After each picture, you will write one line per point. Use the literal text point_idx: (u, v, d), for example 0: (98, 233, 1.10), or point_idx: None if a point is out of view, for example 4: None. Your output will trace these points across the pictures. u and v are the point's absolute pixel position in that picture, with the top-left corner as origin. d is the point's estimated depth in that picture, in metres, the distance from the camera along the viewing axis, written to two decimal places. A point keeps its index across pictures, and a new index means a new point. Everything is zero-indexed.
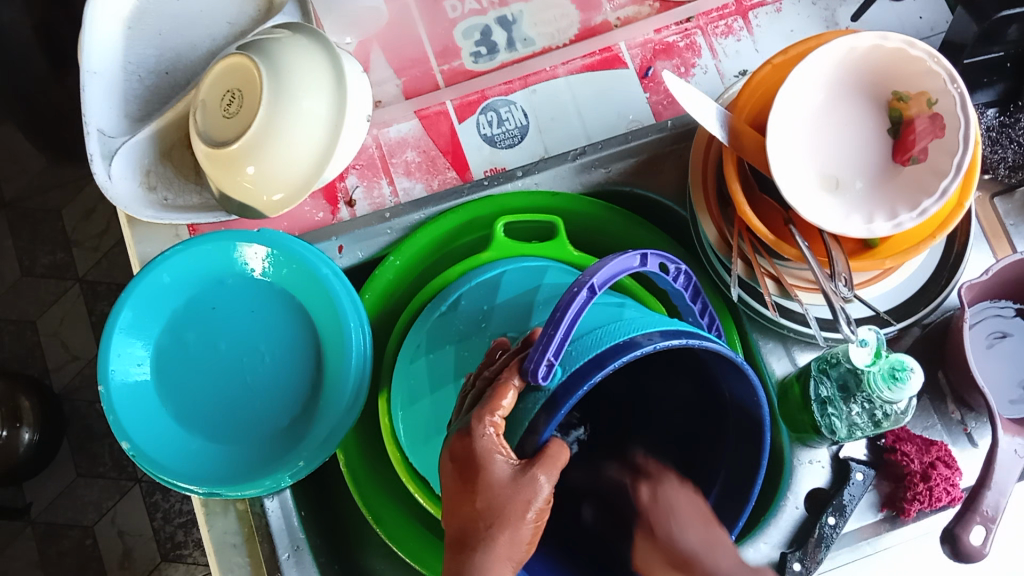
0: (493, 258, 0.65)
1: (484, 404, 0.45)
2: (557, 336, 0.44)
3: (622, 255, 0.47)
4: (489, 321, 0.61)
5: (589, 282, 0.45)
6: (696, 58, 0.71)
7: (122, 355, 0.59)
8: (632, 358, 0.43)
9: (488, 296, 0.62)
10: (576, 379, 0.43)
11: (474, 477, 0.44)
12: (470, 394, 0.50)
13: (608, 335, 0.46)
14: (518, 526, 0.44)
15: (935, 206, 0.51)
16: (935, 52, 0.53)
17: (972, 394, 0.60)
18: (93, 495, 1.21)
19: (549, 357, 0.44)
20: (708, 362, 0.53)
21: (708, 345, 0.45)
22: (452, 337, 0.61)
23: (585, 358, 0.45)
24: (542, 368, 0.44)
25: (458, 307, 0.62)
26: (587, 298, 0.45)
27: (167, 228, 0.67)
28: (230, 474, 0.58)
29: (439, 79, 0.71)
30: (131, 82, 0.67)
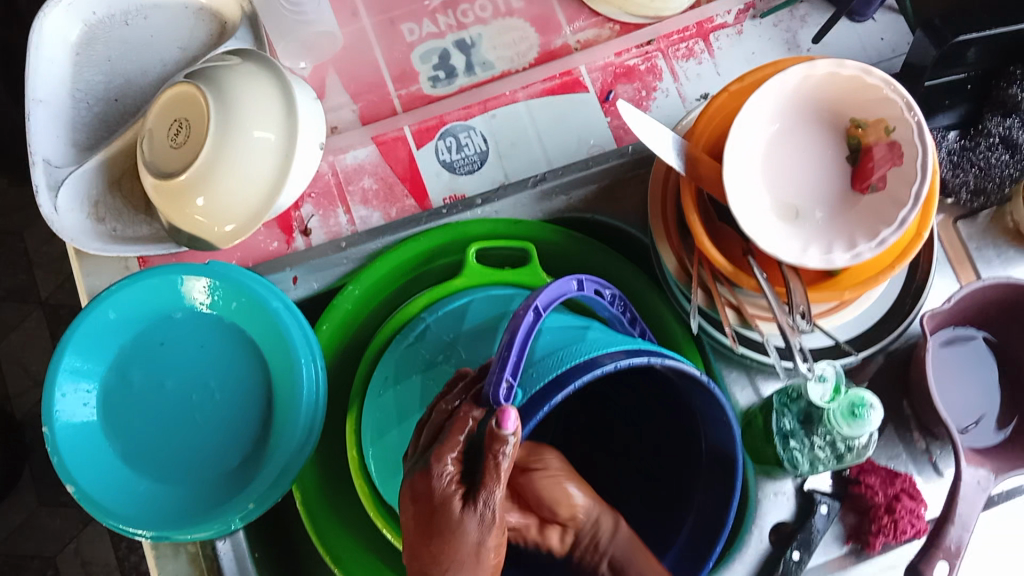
0: (460, 288, 0.64)
1: (444, 441, 0.43)
2: (512, 355, 0.43)
3: (561, 279, 0.48)
4: (457, 349, 0.59)
5: (533, 304, 0.45)
6: (658, 81, 0.70)
7: (67, 395, 0.57)
8: (592, 378, 0.41)
9: (456, 324, 0.61)
10: (537, 400, 0.42)
11: (433, 520, 0.42)
12: (425, 429, 0.47)
13: (569, 352, 0.46)
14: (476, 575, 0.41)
15: (893, 235, 0.50)
16: (890, 80, 0.52)
17: (936, 423, 0.60)
18: (56, 525, 1.18)
19: (508, 377, 0.43)
20: (680, 391, 0.53)
21: (669, 360, 0.43)
22: (419, 366, 0.59)
23: (546, 380, 0.43)
24: (501, 391, 0.43)
25: (426, 335, 0.60)
26: (534, 319, 0.45)
27: (116, 261, 0.66)
28: (178, 516, 0.57)
29: (396, 105, 0.70)
30: (79, 109, 0.65)
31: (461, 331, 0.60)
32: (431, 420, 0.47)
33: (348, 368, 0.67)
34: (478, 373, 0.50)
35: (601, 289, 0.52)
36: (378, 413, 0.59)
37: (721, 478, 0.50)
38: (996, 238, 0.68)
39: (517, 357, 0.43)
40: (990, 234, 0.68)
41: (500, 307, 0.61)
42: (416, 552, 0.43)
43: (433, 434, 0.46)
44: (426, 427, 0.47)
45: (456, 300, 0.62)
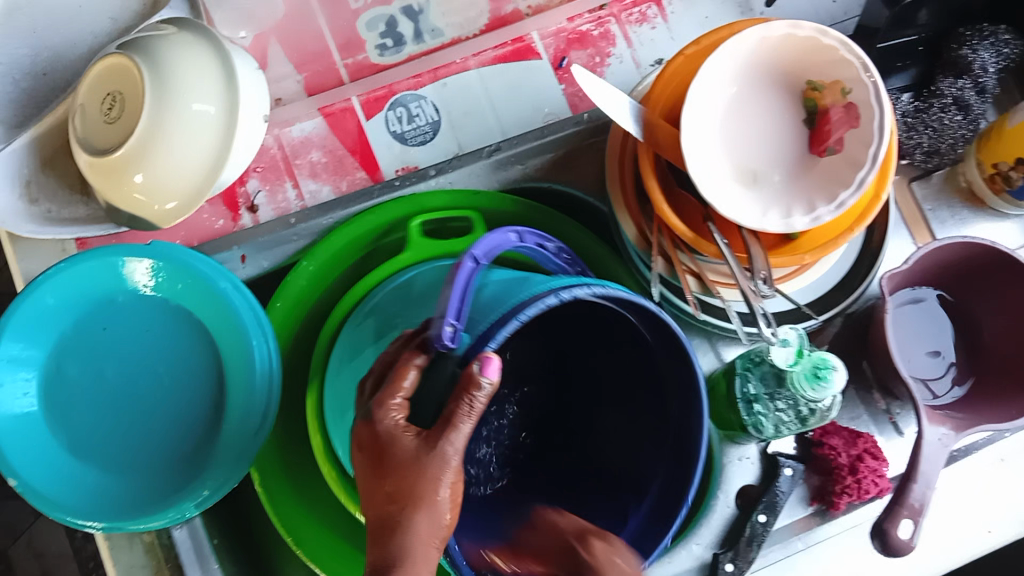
0: (416, 255, 0.61)
1: (385, 389, 0.44)
2: (453, 301, 0.43)
3: (497, 231, 0.47)
4: (403, 317, 0.58)
5: (470, 253, 0.45)
6: (612, 47, 0.68)
7: (6, 385, 0.55)
8: (535, 311, 0.39)
9: (403, 296, 0.59)
10: (483, 339, 0.41)
11: (386, 461, 0.44)
12: (369, 378, 0.48)
13: (513, 294, 0.44)
14: (433, 503, 0.43)
15: (852, 198, 0.50)
16: (846, 41, 0.52)
17: (896, 383, 0.60)
18: (8, 517, 1.15)
19: (452, 320, 0.43)
20: (653, 358, 0.51)
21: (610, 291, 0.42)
22: (370, 338, 0.58)
23: (489, 321, 0.43)
24: (446, 334, 0.43)
25: (376, 309, 0.59)
26: (474, 268, 0.45)
27: (52, 243, 0.62)
28: (131, 506, 0.55)
29: (343, 74, 0.68)
30: (3, 84, 0.61)
31: (409, 300, 0.59)
32: (373, 371, 0.48)
33: (306, 351, 0.65)
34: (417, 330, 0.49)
35: (545, 241, 0.51)
36: (338, 394, 0.58)
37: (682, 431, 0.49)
38: (950, 198, 0.67)
39: (460, 301, 0.44)
40: (944, 194, 0.67)
41: (449, 272, 0.58)
42: (374, 490, 0.45)
43: (378, 382, 0.47)
44: (369, 377, 0.48)
45: (401, 275, 0.60)
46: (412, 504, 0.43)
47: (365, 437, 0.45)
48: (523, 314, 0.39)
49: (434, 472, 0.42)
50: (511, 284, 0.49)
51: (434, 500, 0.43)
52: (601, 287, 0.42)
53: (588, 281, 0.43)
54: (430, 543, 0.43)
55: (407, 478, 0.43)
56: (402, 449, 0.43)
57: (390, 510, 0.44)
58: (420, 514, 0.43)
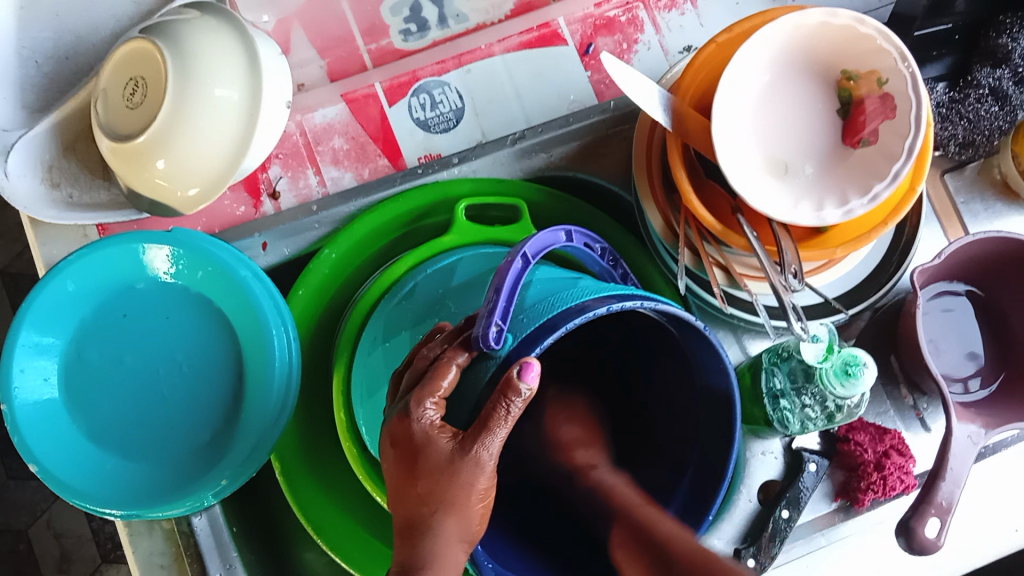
0: (458, 238, 0.61)
1: (424, 386, 0.43)
2: (499, 300, 0.41)
3: (548, 231, 0.46)
4: (446, 303, 0.57)
5: (521, 252, 0.43)
6: (639, 33, 0.67)
7: (26, 370, 0.55)
8: (582, 323, 0.39)
9: (444, 280, 0.58)
10: (529, 342, 0.41)
11: (417, 461, 0.44)
12: (407, 373, 0.47)
13: (557, 298, 0.43)
14: (464, 511, 0.45)
15: (886, 191, 0.49)
16: (884, 30, 0.50)
17: (925, 378, 0.59)
18: (27, 498, 1.16)
19: (497, 321, 0.42)
20: (679, 351, 0.51)
21: (663, 306, 0.41)
22: (409, 321, 0.57)
23: (534, 326, 0.42)
24: (491, 334, 0.42)
25: (414, 291, 0.58)
26: (522, 267, 0.43)
27: (74, 228, 0.62)
28: (149, 493, 0.55)
29: (367, 59, 0.67)
30: (26, 68, 0.61)
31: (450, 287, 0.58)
32: (412, 365, 0.47)
33: (326, 339, 0.64)
34: (456, 326, 0.48)
35: (590, 241, 0.50)
36: (370, 375, 0.57)
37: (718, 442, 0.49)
38: (984, 190, 0.66)
39: (505, 302, 0.42)
40: (978, 185, 0.66)
41: (489, 264, 0.58)
42: (407, 490, 0.46)
43: (416, 379, 0.46)
44: (408, 371, 0.47)
45: (445, 258, 0.59)
46: (443, 510, 0.44)
47: (400, 438, 0.45)
48: (570, 325, 0.39)
49: (465, 480, 0.43)
50: (558, 285, 0.48)
51: (466, 507, 0.45)
52: (651, 301, 0.41)
53: (638, 293, 0.42)
54: (457, 543, 0.45)
55: (438, 484, 0.44)
56: (436, 454, 0.43)
57: (421, 512, 0.45)
58: (450, 518, 0.45)
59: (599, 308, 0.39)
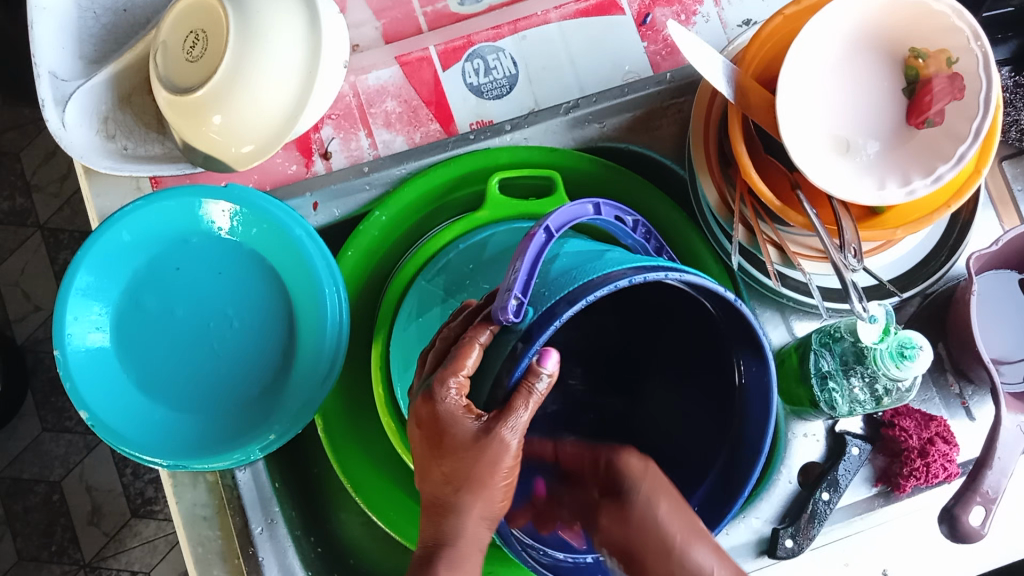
0: (493, 214, 0.61)
1: (447, 365, 0.42)
2: (519, 272, 0.41)
3: (575, 202, 0.45)
4: (474, 280, 0.59)
5: (543, 224, 0.43)
6: (698, 5, 0.66)
7: (79, 318, 0.55)
8: (606, 293, 0.38)
9: (476, 255, 0.60)
10: (549, 313, 0.39)
11: (443, 439, 0.43)
12: (432, 351, 0.47)
13: (578, 273, 0.42)
14: (487, 487, 0.44)
15: (951, 172, 0.48)
16: (959, 8, 0.49)
17: (974, 367, 0.58)
18: (61, 449, 1.18)
19: (517, 294, 0.41)
20: (718, 331, 0.49)
21: (687, 276, 0.40)
22: (439, 297, 0.60)
23: (555, 297, 0.40)
24: (510, 308, 0.41)
25: (444, 262, 0.60)
26: (546, 240, 0.43)
27: (128, 181, 0.62)
28: (197, 446, 0.56)
29: (422, 23, 0.66)
30: (86, 19, 0.61)
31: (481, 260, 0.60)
32: (437, 343, 0.47)
33: (374, 301, 0.65)
34: (481, 302, 0.48)
35: (622, 214, 0.49)
36: (405, 347, 0.59)
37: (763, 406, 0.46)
38: None
39: (527, 274, 0.42)
40: None
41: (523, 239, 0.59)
42: (432, 467, 0.46)
43: (440, 358, 0.46)
44: (431, 351, 0.47)
45: (478, 233, 0.60)
46: (467, 489, 0.44)
47: (423, 416, 0.44)
48: (593, 295, 0.37)
49: (491, 458, 0.42)
50: (584, 259, 0.47)
51: (491, 484, 0.44)
52: (677, 273, 0.39)
53: (663, 264, 0.40)
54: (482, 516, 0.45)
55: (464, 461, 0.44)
56: (461, 432, 0.43)
57: (449, 487, 0.45)
58: (474, 497, 0.44)
59: (619, 280, 0.38)
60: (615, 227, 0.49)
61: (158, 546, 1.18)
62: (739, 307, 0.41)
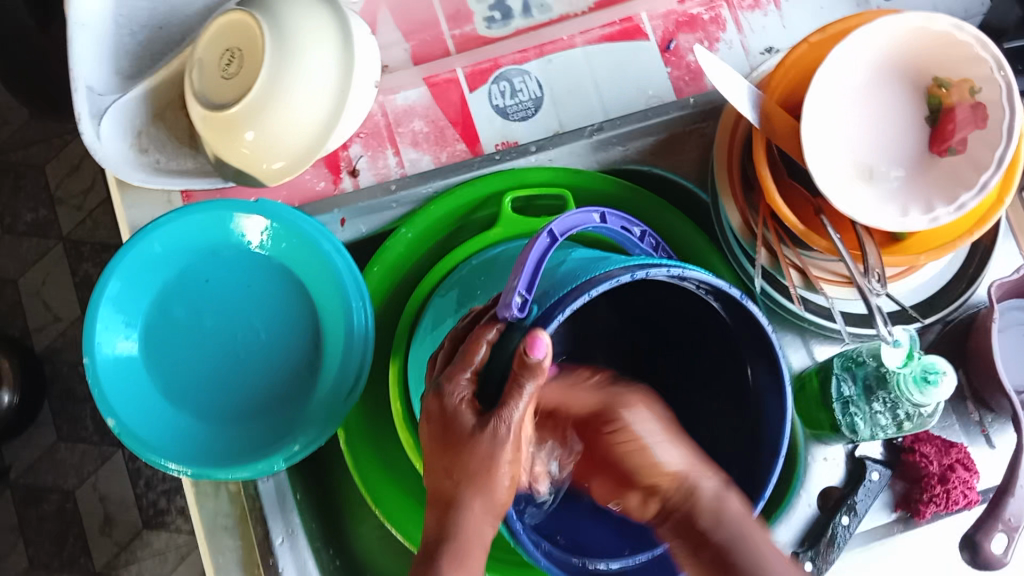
0: (506, 232, 0.62)
1: (458, 362, 0.43)
2: (524, 269, 0.42)
3: (579, 211, 0.47)
4: (483, 288, 0.57)
5: (548, 228, 0.45)
6: (721, 32, 0.67)
7: (109, 327, 0.56)
8: (607, 288, 0.39)
9: (489, 268, 0.58)
10: (550, 308, 0.40)
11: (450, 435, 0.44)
12: (441, 352, 0.48)
13: (581, 272, 0.44)
14: (486, 486, 0.45)
15: (974, 201, 0.49)
16: (982, 38, 0.50)
17: (994, 394, 0.58)
18: (75, 459, 1.19)
19: (522, 290, 0.43)
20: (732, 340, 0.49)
21: (690, 272, 0.40)
22: (451, 310, 0.57)
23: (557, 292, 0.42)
24: (516, 303, 0.42)
25: (464, 274, 0.60)
26: (550, 243, 0.45)
27: (159, 194, 0.63)
28: (221, 456, 0.56)
29: (450, 45, 0.68)
30: (122, 35, 0.62)
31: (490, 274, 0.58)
32: (447, 344, 0.48)
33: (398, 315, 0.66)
34: (489, 306, 0.49)
35: (629, 223, 0.50)
36: (419, 361, 0.58)
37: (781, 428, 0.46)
38: None
39: (533, 271, 0.43)
40: None
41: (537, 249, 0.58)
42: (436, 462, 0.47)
43: (450, 356, 0.47)
44: (443, 350, 0.48)
45: (490, 250, 0.60)
46: (471, 481, 0.45)
47: (429, 410, 0.45)
48: (594, 290, 0.39)
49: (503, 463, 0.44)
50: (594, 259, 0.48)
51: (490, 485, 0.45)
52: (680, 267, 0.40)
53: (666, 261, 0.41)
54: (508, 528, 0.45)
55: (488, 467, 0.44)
56: (463, 427, 0.44)
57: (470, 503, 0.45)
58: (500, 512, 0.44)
59: (620, 274, 0.39)
60: (621, 237, 0.50)
61: (169, 559, 1.18)
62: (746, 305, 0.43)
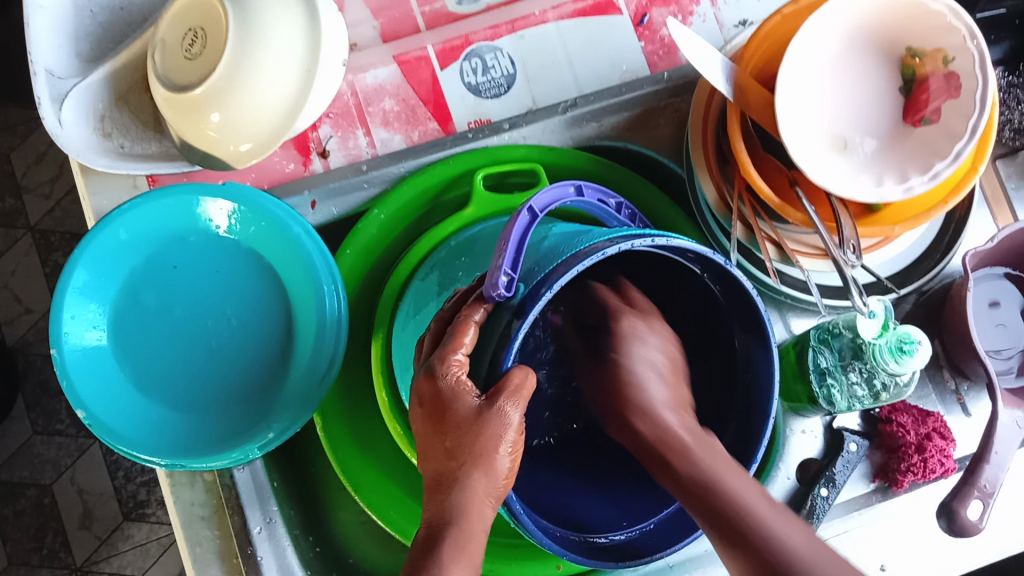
0: (479, 211, 0.60)
1: (447, 344, 0.43)
2: (508, 248, 0.41)
3: (556, 186, 0.46)
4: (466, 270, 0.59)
5: (527, 205, 0.44)
6: (694, 6, 0.66)
7: (77, 317, 0.55)
8: (596, 261, 0.38)
9: (467, 250, 0.59)
10: (538, 285, 0.39)
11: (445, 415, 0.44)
12: (426, 337, 0.48)
13: (563, 248, 0.43)
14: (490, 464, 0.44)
15: (947, 170, 0.49)
16: (955, 6, 0.49)
17: (970, 363, 0.59)
18: (51, 453, 1.17)
19: (507, 270, 0.42)
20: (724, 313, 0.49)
21: (671, 242, 0.40)
22: (433, 293, 0.59)
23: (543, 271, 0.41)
24: (500, 284, 0.41)
25: (437, 256, 0.60)
26: (530, 219, 0.44)
27: (124, 179, 0.62)
28: (196, 444, 0.55)
29: (420, 22, 0.66)
30: (82, 17, 0.60)
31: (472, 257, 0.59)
32: (431, 329, 0.47)
33: (372, 297, 0.65)
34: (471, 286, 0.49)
35: (605, 196, 0.49)
36: (404, 346, 0.58)
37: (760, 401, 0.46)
38: None
39: (516, 250, 0.42)
40: None
41: None
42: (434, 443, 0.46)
43: (435, 339, 0.46)
44: (426, 336, 0.48)
45: (468, 230, 0.60)
46: (471, 462, 0.44)
47: (425, 394, 0.45)
48: (583, 263, 0.38)
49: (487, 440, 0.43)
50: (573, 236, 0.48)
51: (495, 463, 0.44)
52: (665, 238, 0.40)
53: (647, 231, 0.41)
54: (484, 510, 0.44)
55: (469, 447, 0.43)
56: (464, 408, 0.43)
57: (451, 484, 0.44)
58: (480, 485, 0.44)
59: (605, 248, 0.38)
60: (598, 211, 0.50)
61: (151, 551, 1.17)
62: (732, 272, 0.41)
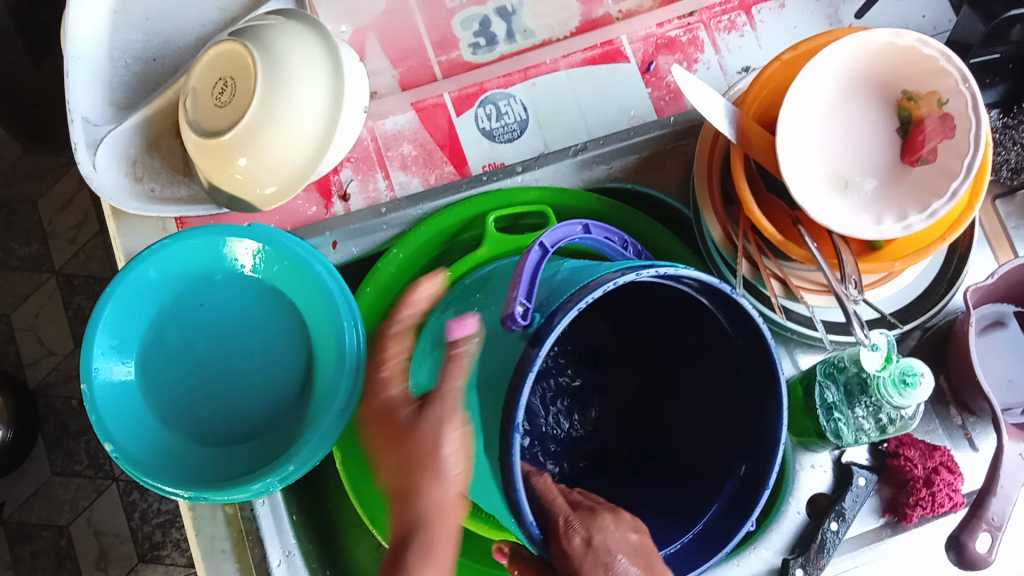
0: (492, 249, 0.62)
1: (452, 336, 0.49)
2: (521, 279, 0.45)
3: (562, 225, 0.49)
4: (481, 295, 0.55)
5: (538, 241, 0.47)
6: (699, 53, 0.69)
7: (105, 353, 0.56)
8: (601, 293, 0.39)
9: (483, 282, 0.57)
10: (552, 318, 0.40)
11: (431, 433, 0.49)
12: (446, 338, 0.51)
13: (566, 282, 0.45)
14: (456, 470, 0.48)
15: (945, 208, 0.50)
16: (946, 52, 0.52)
17: (975, 398, 0.60)
18: (69, 494, 1.18)
19: (521, 301, 0.44)
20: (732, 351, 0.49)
21: (670, 270, 0.41)
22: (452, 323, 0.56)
23: (558, 300, 0.43)
24: (517, 312, 0.44)
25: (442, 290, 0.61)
26: (541, 256, 0.47)
27: (154, 221, 0.65)
28: (217, 477, 0.56)
29: (437, 71, 0.70)
30: (117, 68, 0.64)
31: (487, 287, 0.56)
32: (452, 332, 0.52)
33: None
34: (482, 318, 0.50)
35: (612, 235, 0.52)
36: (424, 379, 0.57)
37: (751, 429, 0.48)
38: None
39: (529, 282, 0.45)
40: None
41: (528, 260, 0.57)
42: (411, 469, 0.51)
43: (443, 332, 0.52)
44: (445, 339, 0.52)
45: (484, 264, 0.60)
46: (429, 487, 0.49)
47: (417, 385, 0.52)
48: (589, 296, 0.39)
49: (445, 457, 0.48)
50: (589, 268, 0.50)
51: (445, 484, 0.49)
52: (671, 268, 0.41)
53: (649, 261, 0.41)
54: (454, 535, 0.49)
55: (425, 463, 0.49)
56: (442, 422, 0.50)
57: None
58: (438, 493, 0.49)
59: (610, 281, 0.39)
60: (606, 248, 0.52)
61: None
62: (736, 297, 0.43)
